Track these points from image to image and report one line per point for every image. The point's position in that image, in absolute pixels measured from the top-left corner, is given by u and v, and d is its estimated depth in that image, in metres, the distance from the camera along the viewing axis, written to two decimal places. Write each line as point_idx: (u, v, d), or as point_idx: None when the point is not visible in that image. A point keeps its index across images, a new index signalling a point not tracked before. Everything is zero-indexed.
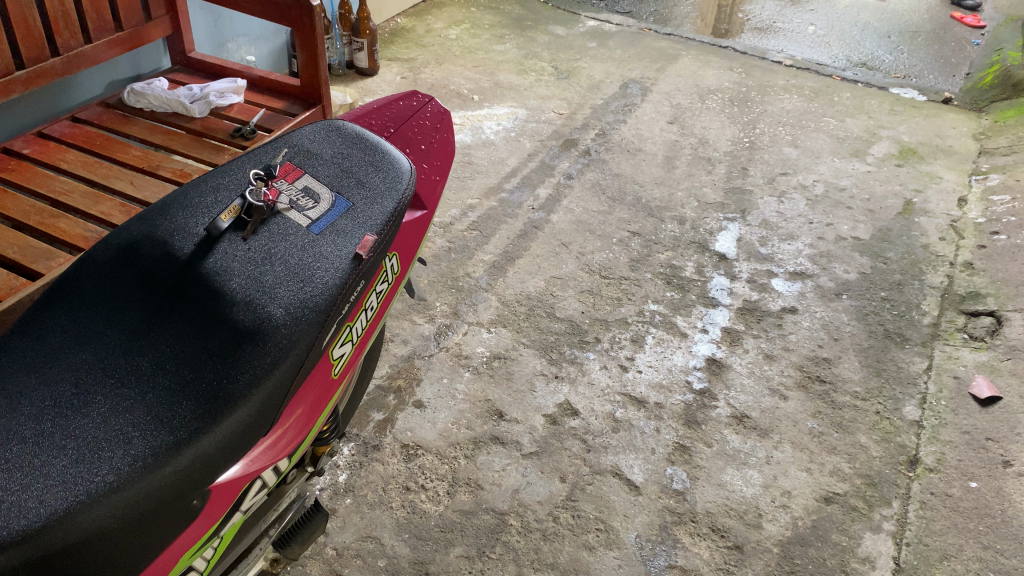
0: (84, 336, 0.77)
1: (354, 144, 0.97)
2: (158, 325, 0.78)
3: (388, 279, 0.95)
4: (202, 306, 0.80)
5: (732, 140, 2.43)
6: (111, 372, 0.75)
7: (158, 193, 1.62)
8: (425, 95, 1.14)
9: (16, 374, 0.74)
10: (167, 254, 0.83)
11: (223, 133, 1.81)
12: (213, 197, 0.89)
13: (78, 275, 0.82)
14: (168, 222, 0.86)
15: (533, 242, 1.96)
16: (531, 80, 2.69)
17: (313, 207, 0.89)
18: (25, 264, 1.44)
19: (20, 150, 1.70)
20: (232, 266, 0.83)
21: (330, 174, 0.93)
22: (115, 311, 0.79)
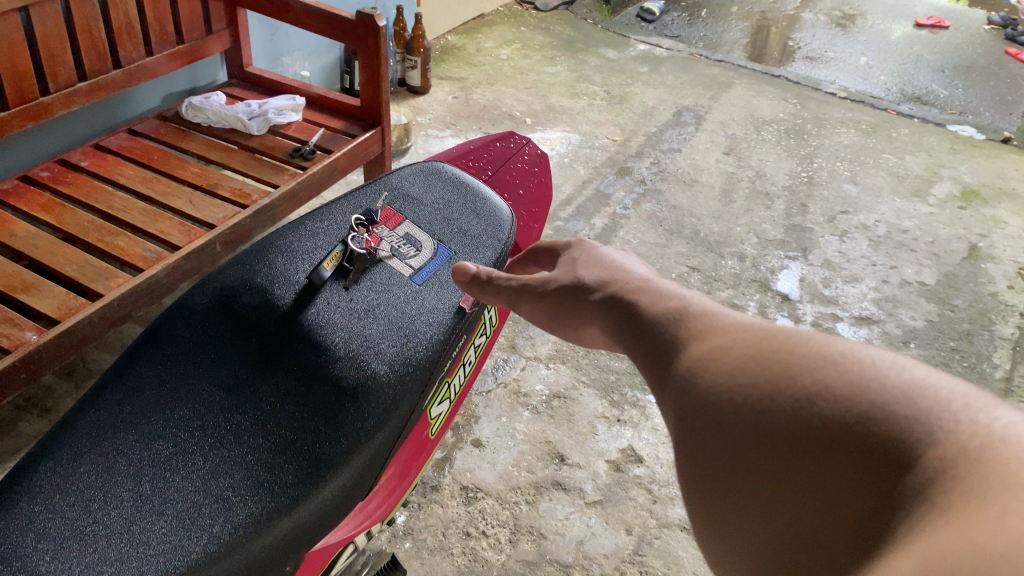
0: (182, 390, 0.73)
1: (454, 189, 0.93)
2: (258, 376, 0.74)
3: (487, 330, 0.91)
4: (304, 355, 0.76)
5: (790, 174, 2.38)
6: (210, 427, 0.71)
7: (217, 214, 1.59)
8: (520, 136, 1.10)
9: (110, 430, 0.70)
10: (266, 304, 0.79)
11: (282, 152, 1.78)
12: (312, 242, 0.85)
13: (173, 322, 0.78)
14: (267, 267, 0.82)
15: None
16: (583, 104, 2.65)
17: (416, 256, 0.86)
18: (84, 282, 1.41)
19: (78, 163, 1.68)
20: (333, 319, 0.79)
21: (432, 221, 0.90)
22: (211, 361, 0.75)
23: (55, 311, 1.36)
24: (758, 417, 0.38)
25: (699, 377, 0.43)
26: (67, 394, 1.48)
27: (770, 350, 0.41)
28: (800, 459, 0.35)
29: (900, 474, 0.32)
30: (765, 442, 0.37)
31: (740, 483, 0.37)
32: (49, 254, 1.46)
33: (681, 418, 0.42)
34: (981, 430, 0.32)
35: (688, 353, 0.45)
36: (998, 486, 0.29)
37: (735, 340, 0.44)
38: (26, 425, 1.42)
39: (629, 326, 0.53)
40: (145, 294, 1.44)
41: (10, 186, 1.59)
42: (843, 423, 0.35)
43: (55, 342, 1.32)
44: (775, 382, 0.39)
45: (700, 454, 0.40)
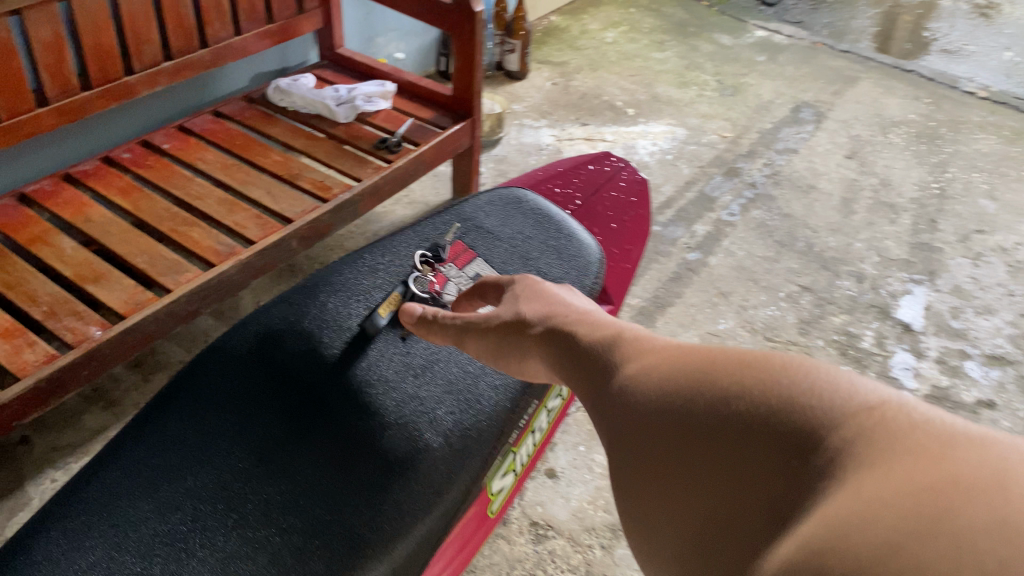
0: (207, 453, 0.65)
1: (538, 222, 0.86)
2: (292, 432, 0.67)
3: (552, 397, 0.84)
4: (346, 410, 0.68)
5: (919, 185, 2.15)
6: (233, 490, 0.63)
7: (295, 207, 1.51)
8: (614, 157, 1.03)
9: (126, 498, 0.62)
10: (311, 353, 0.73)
11: (367, 143, 1.69)
12: (368, 280, 0.79)
13: (205, 373, 0.71)
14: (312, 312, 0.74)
15: (688, 287, 1.76)
16: (692, 95, 2.47)
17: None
18: (153, 276, 1.36)
19: (160, 145, 1.63)
20: (383, 377, 0.71)
21: (505, 259, 0.82)
22: (245, 418, 0.68)
23: (121, 306, 1.30)
24: (690, 432, 0.40)
25: (639, 401, 0.45)
26: (134, 387, 1.44)
27: (698, 369, 0.43)
28: (727, 461, 0.37)
29: (809, 458, 0.34)
30: (694, 453, 0.39)
31: (680, 493, 0.39)
32: (122, 242, 1.41)
33: (627, 437, 0.44)
34: (879, 407, 0.34)
35: (631, 378, 0.48)
36: (892, 452, 0.31)
37: (670, 362, 0.46)
38: (90, 418, 1.38)
39: (573, 357, 0.54)
40: (215, 290, 1.38)
41: (91, 168, 1.55)
42: (763, 419, 0.37)
43: (119, 339, 1.26)
44: (701, 395, 0.41)
45: (647, 470, 0.42)
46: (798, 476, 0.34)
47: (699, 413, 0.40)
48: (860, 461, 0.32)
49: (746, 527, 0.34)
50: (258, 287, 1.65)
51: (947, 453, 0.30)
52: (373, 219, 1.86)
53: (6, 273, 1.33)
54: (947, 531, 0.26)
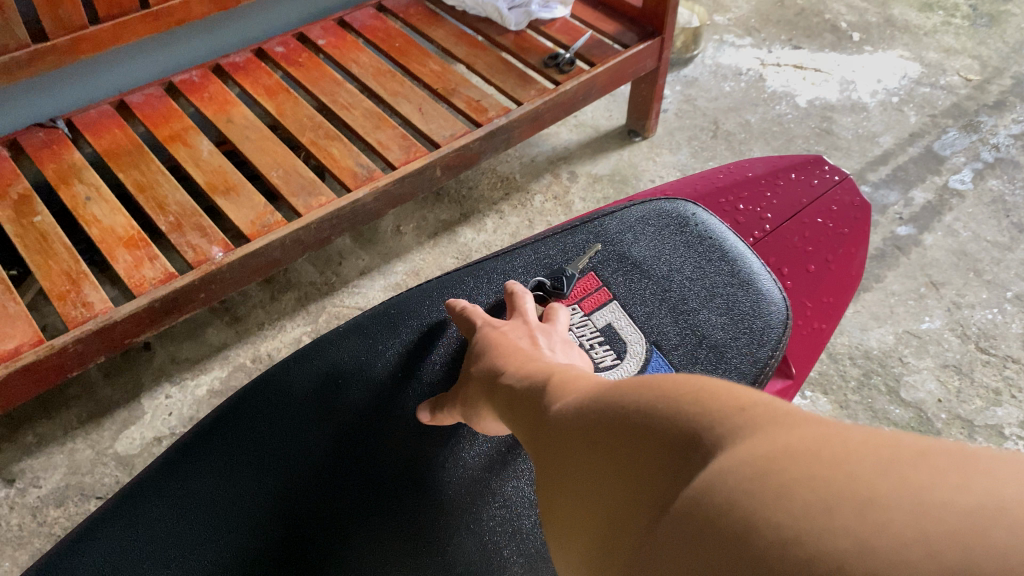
0: (292, 502, 0.76)
1: (703, 265, 0.87)
2: (338, 506, 0.76)
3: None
4: (392, 487, 0.77)
5: None
6: (272, 562, 0.72)
7: (445, 129, 1.35)
8: (828, 167, 1.00)
9: (213, 527, 0.74)
10: (366, 406, 0.82)
11: (537, 57, 1.48)
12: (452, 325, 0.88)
13: (294, 416, 0.82)
14: (387, 365, 0.85)
15: (891, 270, 1.48)
16: (937, 21, 2.06)
17: (618, 364, 0.81)
18: (285, 195, 1.25)
19: (316, 40, 1.50)
20: (459, 461, 0.78)
21: (651, 310, 0.84)
22: (288, 476, 0.78)
23: (247, 226, 1.21)
24: (597, 449, 0.41)
25: (561, 437, 0.47)
26: (261, 304, 1.37)
27: (598, 403, 0.45)
28: (624, 459, 0.38)
29: (680, 446, 0.35)
30: (601, 461, 0.41)
31: (593, 504, 0.40)
32: (260, 152, 1.30)
33: (557, 460, 0.46)
34: (745, 395, 0.35)
35: (562, 409, 0.49)
36: (751, 427, 0.32)
37: (584, 400, 0.48)
38: (214, 332, 1.33)
39: (515, 396, 0.58)
40: (348, 218, 1.26)
41: (242, 61, 1.45)
42: (645, 421, 0.38)
43: (240, 263, 1.18)
44: (602, 415, 0.43)
45: (572, 483, 0.43)
46: (678, 461, 0.34)
47: (598, 436, 0.42)
48: (726, 448, 0.32)
49: (637, 518, 0.36)
50: (401, 208, 1.52)
51: (795, 427, 0.31)
52: (535, 141, 1.68)
53: (139, 173, 1.26)
54: (776, 497, 0.28)
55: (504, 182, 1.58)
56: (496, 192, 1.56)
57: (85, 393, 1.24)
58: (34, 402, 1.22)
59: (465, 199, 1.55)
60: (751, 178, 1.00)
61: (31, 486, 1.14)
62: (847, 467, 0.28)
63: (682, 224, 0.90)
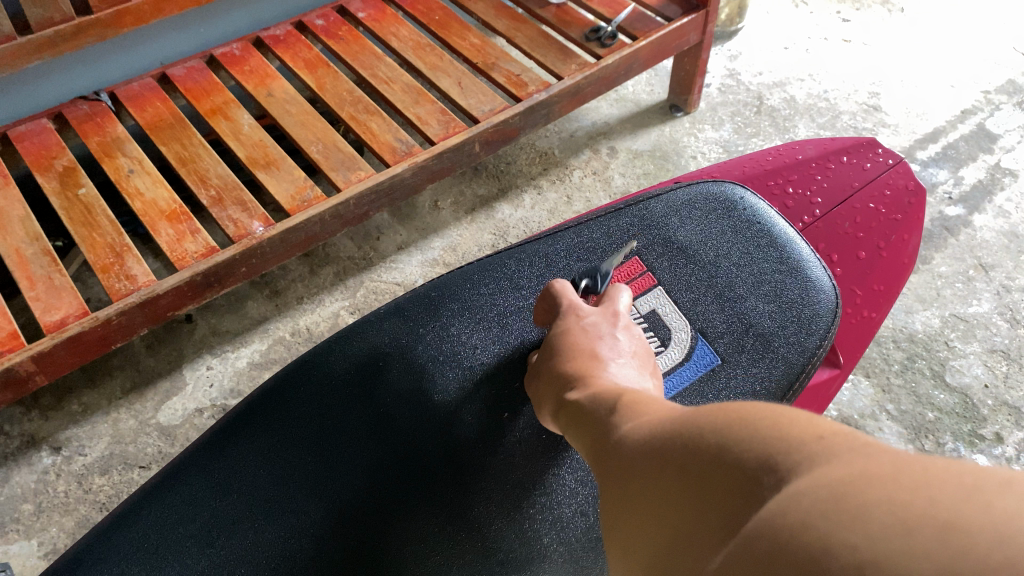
0: (330, 484, 0.70)
1: (750, 253, 0.85)
2: (377, 488, 0.69)
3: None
4: (443, 476, 0.70)
5: None
6: (309, 547, 0.66)
7: (485, 105, 1.33)
8: (881, 150, 0.98)
9: (252, 509, 0.68)
10: (414, 391, 0.75)
11: (579, 31, 1.45)
12: (500, 302, 0.82)
13: (330, 393, 0.75)
14: (429, 342, 0.78)
15: (938, 252, 1.44)
16: None
17: (662, 351, 0.79)
18: (325, 170, 1.25)
19: (355, 12, 1.49)
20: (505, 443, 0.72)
21: (696, 297, 0.82)
22: (324, 453, 0.71)
23: (287, 201, 1.21)
24: (669, 469, 0.40)
25: (631, 457, 0.46)
26: (300, 279, 1.38)
27: (675, 427, 0.43)
28: (692, 483, 0.37)
29: (750, 470, 0.34)
30: (670, 484, 0.39)
31: (657, 527, 0.39)
32: (300, 126, 1.30)
33: (624, 484, 0.45)
34: (825, 427, 0.33)
35: (633, 433, 0.48)
36: (826, 456, 0.31)
37: (658, 424, 0.46)
38: (254, 306, 1.34)
39: (581, 408, 0.58)
40: (387, 194, 1.25)
41: (282, 34, 1.44)
42: (718, 445, 0.37)
43: (280, 238, 1.18)
44: (677, 438, 0.41)
45: (637, 505, 0.42)
46: (748, 488, 0.33)
47: (670, 457, 0.41)
48: (798, 476, 0.31)
49: (702, 544, 0.34)
50: (439, 184, 1.52)
51: (863, 454, 0.30)
52: (574, 115, 1.66)
53: (181, 146, 1.27)
54: (851, 518, 0.27)
55: (543, 157, 1.57)
56: (534, 167, 1.55)
57: (128, 364, 1.26)
58: (79, 371, 1.24)
59: (503, 174, 1.54)
60: (801, 161, 0.98)
61: (76, 455, 1.16)
62: (920, 494, 0.27)
63: (729, 208, 0.88)
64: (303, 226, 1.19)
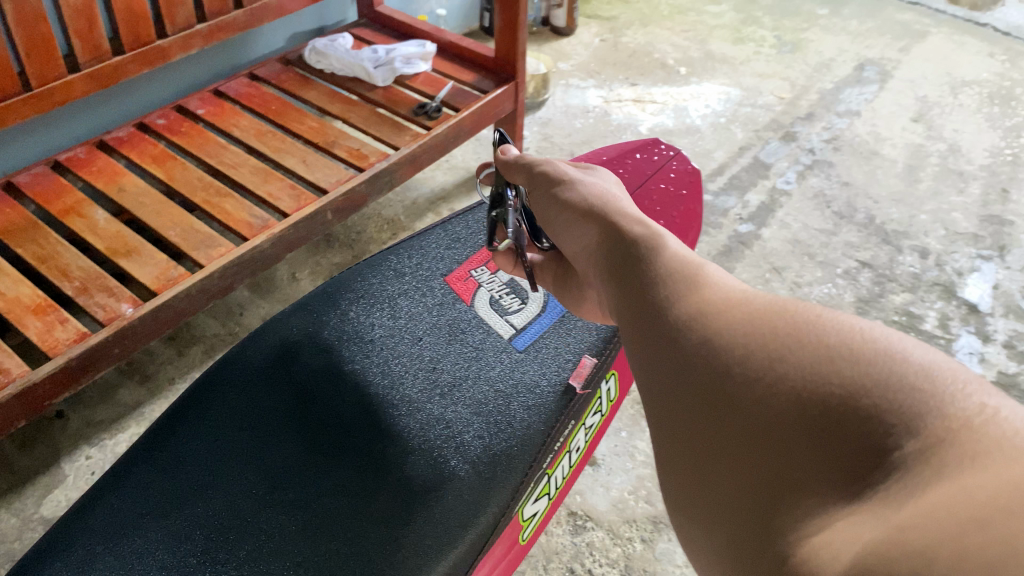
0: (259, 455, 0.73)
1: None
2: (302, 452, 0.73)
3: (603, 409, 0.88)
4: (373, 430, 0.75)
5: (991, 151, 2.02)
6: (245, 507, 0.69)
7: (330, 177, 1.46)
8: (663, 145, 1.19)
9: (189, 484, 0.71)
10: (332, 367, 0.80)
11: (406, 107, 1.62)
12: (392, 287, 0.90)
13: (244, 380, 0.79)
14: (335, 323, 0.85)
15: (739, 262, 1.68)
16: (749, 52, 2.37)
17: (522, 308, 0.90)
18: (186, 250, 1.32)
19: (194, 110, 1.59)
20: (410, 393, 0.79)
21: None
22: (253, 429, 0.75)
23: (152, 282, 1.28)
24: (766, 382, 0.37)
25: (695, 334, 0.42)
26: (169, 361, 1.42)
27: (774, 325, 0.40)
28: (809, 413, 0.35)
29: (896, 451, 0.32)
30: (771, 395, 0.37)
31: (735, 428, 0.37)
32: (156, 214, 1.38)
33: (682, 360, 0.42)
34: (963, 412, 0.33)
35: (696, 311, 0.44)
36: (983, 458, 0.30)
37: (735, 314, 0.42)
38: (126, 393, 1.36)
39: (612, 268, 0.54)
40: (248, 265, 1.34)
41: (125, 135, 1.52)
42: (858, 395, 0.34)
43: (151, 316, 1.24)
44: (786, 344, 0.38)
45: (708, 396, 0.39)
46: (866, 449, 0.33)
47: (775, 372, 0.37)
48: (965, 471, 0.30)
49: (807, 493, 0.33)
50: (294, 257, 1.61)
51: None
52: (413, 185, 1.81)
53: (39, 246, 1.30)
54: None
55: (389, 224, 1.70)
56: (383, 233, 1.68)
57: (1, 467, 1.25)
58: None
59: (354, 243, 1.65)
60: (603, 159, 1.16)
61: None
62: None
63: None
64: (172, 302, 1.25)
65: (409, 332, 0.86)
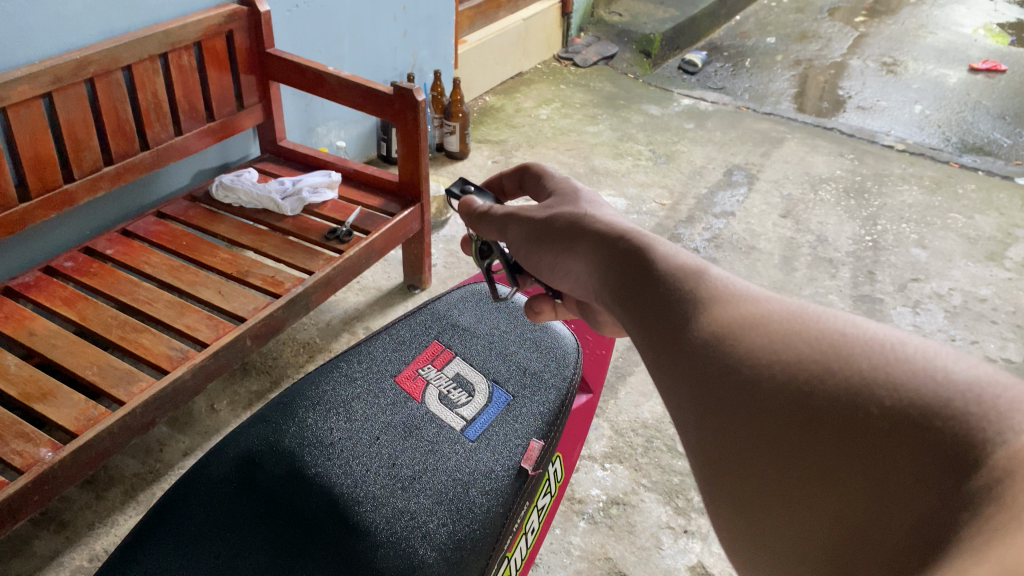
0: (229, 563, 0.67)
1: (513, 316, 0.96)
2: (271, 555, 0.68)
3: (553, 488, 0.91)
4: (343, 533, 0.70)
5: (853, 239, 2.23)
6: None
7: (247, 305, 1.49)
8: None
9: None
10: (293, 473, 0.74)
11: (317, 234, 1.68)
12: (348, 390, 0.83)
13: (203, 489, 0.73)
14: (295, 426, 0.78)
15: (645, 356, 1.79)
16: (628, 165, 2.56)
17: (469, 402, 0.85)
18: (105, 388, 1.31)
19: (103, 250, 1.59)
20: (370, 480, 0.75)
21: (484, 356, 0.90)
22: (224, 539, 0.69)
23: (72, 422, 1.25)
24: (802, 411, 0.34)
25: (718, 350, 0.39)
26: (87, 506, 1.37)
27: (809, 346, 0.36)
28: (857, 448, 0.32)
29: (969, 490, 0.29)
30: (812, 426, 0.34)
31: (778, 470, 0.34)
32: (70, 355, 1.36)
33: (704, 389, 0.38)
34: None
35: (710, 323, 0.40)
36: None
37: (762, 328, 0.39)
38: (42, 543, 1.31)
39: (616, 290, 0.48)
40: (170, 398, 1.34)
41: (31, 280, 1.51)
42: (914, 425, 0.31)
43: (72, 458, 1.21)
44: (817, 362, 0.35)
45: (740, 430, 0.36)
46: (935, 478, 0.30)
47: (810, 398, 0.34)
48: None
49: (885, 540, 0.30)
50: (211, 388, 1.61)
51: None
52: (325, 307, 1.85)
53: None
54: None
55: (305, 347, 1.73)
56: (299, 356, 1.70)
57: None
58: None
59: (272, 368, 1.67)
60: None
61: None
62: None
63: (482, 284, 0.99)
64: (94, 441, 1.23)
65: (366, 433, 0.79)
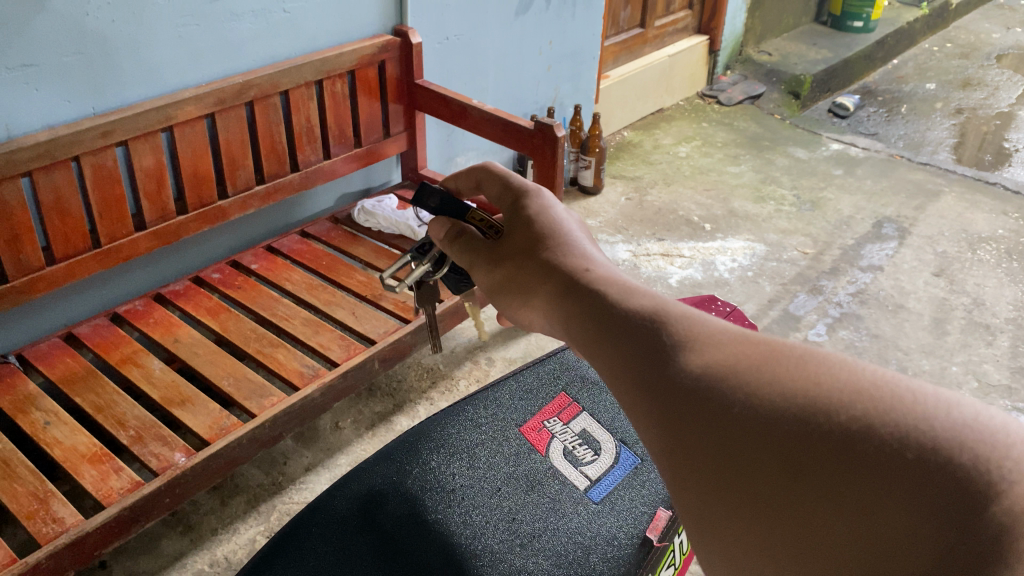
0: None
1: None
2: None
3: (678, 560, 0.87)
4: None
5: (1015, 305, 2.06)
6: None
7: (378, 328, 1.51)
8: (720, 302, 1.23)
9: None
10: (416, 517, 0.73)
11: None
12: (473, 437, 0.82)
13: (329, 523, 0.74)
14: (417, 469, 0.78)
15: None
16: (770, 210, 2.47)
17: (595, 460, 0.83)
18: (238, 399, 1.36)
19: (249, 265, 1.66)
20: (487, 530, 0.73)
21: (613, 415, 0.88)
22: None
23: (205, 430, 1.30)
24: (775, 451, 0.27)
25: (702, 398, 0.29)
26: (212, 511, 1.42)
27: (796, 393, 0.27)
28: (852, 501, 0.25)
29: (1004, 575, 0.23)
30: (802, 483, 0.26)
31: (746, 520, 0.27)
32: (208, 363, 1.42)
33: (658, 422, 0.30)
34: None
35: (679, 352, 0.31)
36: None
37: (735, 367, 0.29)
38: (168, 544, 1.36)
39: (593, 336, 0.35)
40: (298, 414, 1.37)
41: (181, 288, 1.59)
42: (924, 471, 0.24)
43: (203, 465, 1.25)
44: (800, 404, 0.27)
45: (709, 477, 0.28)
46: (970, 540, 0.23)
47: (782, 436, 0.27)
48: None
49: None
50: (337, 407, 1.64)
51: None
52: (451, 335, 1.86)
53: (96, 394, 1.34)
54: None
55: (429, 372, 1.74)
56: (423, 382, 1.72)
57: None
58: None
59: (395, 391, 1.69)
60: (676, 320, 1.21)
61: None
62: None
63: None
64: (224, 450, 1.28)
65: (489, 483, 0.78)
